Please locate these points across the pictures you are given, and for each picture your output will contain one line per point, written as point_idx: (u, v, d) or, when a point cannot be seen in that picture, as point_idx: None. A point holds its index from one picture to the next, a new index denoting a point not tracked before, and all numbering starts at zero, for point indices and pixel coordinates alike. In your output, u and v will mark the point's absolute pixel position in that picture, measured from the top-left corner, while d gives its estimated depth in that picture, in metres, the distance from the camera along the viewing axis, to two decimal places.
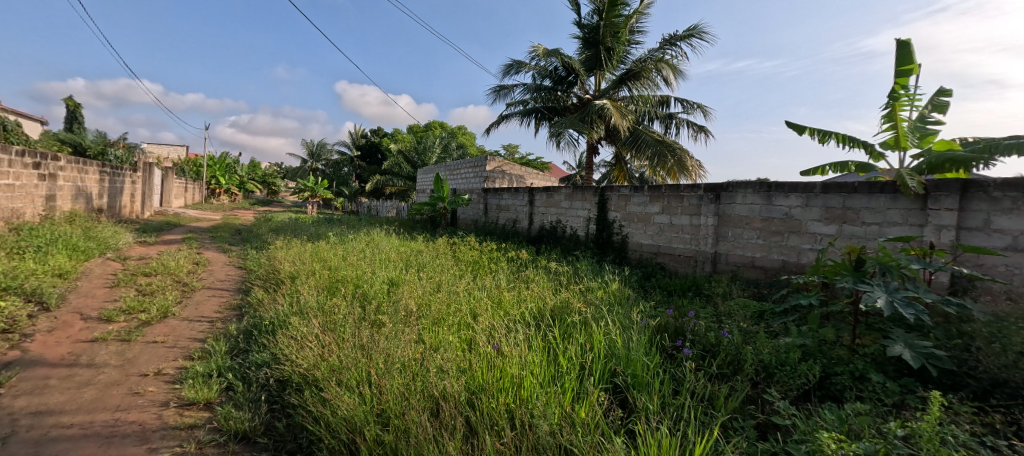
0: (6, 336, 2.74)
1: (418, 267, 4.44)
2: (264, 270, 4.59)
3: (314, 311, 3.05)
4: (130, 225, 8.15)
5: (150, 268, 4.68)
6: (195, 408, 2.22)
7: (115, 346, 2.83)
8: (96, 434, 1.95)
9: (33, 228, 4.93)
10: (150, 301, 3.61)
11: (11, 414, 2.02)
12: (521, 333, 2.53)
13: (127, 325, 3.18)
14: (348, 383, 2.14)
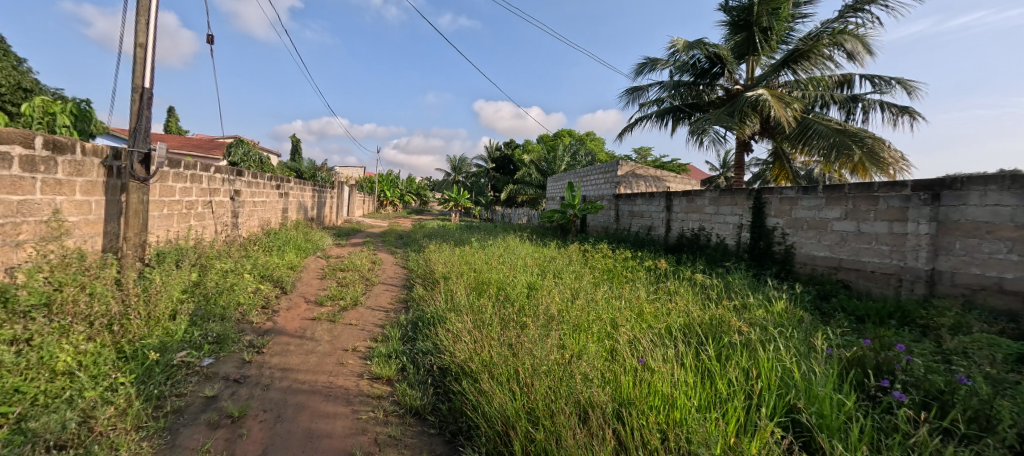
0: (264, 311, 3.75)
1: (554, 273, 4.54)
2: (423, 270, 5.30)
3: (466, 308, 3.39)
4: (330, 231, 10.33)
5: (345, 264, 5.85)
6: (381, 382, 2.69)
7: (326, 325, 3.63)
8: (317, 392, 2.52)
9: (276, 232, 6.65)
10: (346, 291, 4.51)
11: (269, 367, 2.77)
12: (671, 350, 2.37)
13: (333, 308, 4.05)
14: (498, 378, 2.31)
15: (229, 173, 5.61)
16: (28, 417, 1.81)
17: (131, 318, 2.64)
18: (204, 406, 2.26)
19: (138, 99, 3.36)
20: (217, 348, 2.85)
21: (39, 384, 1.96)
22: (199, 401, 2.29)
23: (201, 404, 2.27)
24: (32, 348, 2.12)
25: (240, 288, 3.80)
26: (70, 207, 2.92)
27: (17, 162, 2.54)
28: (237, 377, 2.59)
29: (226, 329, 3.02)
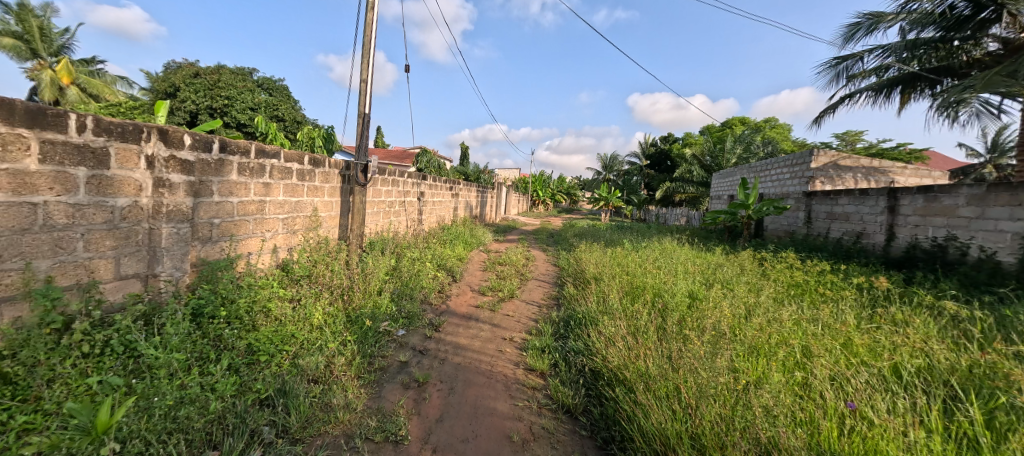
0: (440, 295, 4.40)
1: (725, 284, 4.05)
2: (574, 269, 5.43)
3: (619, 313, 3.34)
4: (490, 227, 11.41)
5: (503, 259, 6.42)
6: (535, 373, 2.88)
7: (489, 313, 4.05)
8: (481, 373, 2.84)
9: (449, 228, 7.68)
10: (504, 283, 4.95)
11: (444, 344, 3.24)
12: (906, 406, 1.91)
13: (493, 298, 4.49)
14: (655, 392, 2.21)
15: (418, 177, 6.68)
16: (299, 355, 2.49)
17: (354, 291, 3.40)
18: (400, 369, 2.78)
19: (363, 123, 4.28)
20: (408, 322, 3.46)
21: (304, 333, 2.67)
22: (396, 364, 2.83)
23: (398, 367, 2.80)
24: (300, 306, 2.92)
25: (423, 274, 4.53)
26: (321, 205, 3.92)
27: (296, 174, 3.50)
28: (421, 349, 3.10)
29: (414, 307, 3.64)
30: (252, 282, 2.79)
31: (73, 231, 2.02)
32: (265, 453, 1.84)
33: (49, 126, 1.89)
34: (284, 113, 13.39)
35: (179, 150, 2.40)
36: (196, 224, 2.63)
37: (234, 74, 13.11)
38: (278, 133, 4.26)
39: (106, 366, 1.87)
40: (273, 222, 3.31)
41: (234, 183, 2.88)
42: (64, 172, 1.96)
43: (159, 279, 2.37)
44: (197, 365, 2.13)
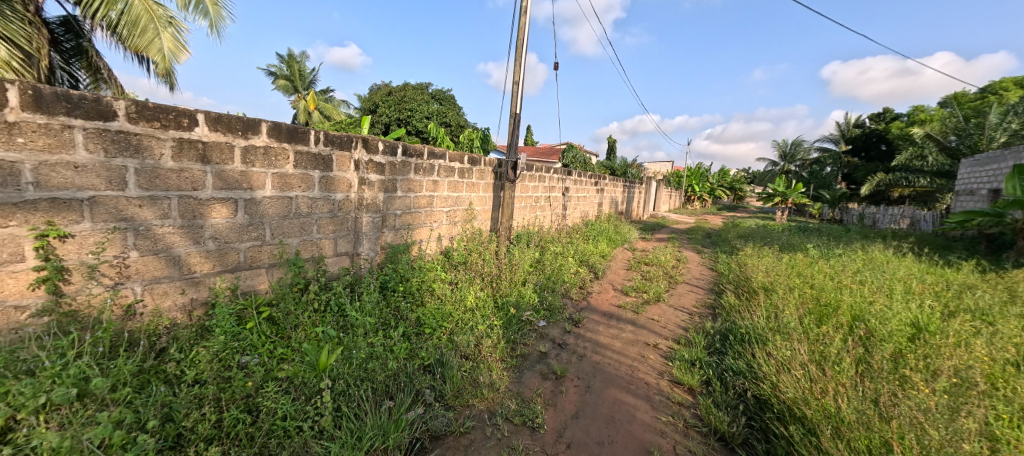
0: (581, 291, 4.48)
1: (983, 316, 3.12)
2: (736, 275, 4.87)
3: (798, 334, 2.88)
4: (637, 224, 11.03)
5: (650, 258, 6.16)
6: (682, 388, 2.71)
7: (630, 314, 3.96)
8: (621, 377, 2.82)
9: (593, 223, 7.69)
10: (650, 285, 4.76)
11: (584, 341, 3.31)
12: None
13: (637, 300, 4.35)
14: (851, 443, 1.90)
15: (564, 173, 6.84)
16: (456, 331, 2.85)
17: (501, 279, 3.72)
18: (539, 358, 2.96)
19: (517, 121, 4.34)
20: (549, 314, 3.64)
21: (459, 314, 3.03)
22: (536, 354, 3.01)
23: (538, 356, 2.98)
24: (457, 288, 3.34)
25: (566, 268, 4.67)
26: (477, 200, 4.38)
27: (457, 172, 3.98)
28: (560, 342, 3.23)
29: (555, 299, 3.80)
30: (422, 265, 3.33)
31: (311, 218, 2.70)
32: (425, 411, 2.17)
33: (299, 140, 2.52)
34: (452, 119, 15.27)
35: (375, 154, 3.00)
36: (385, 215, 3.24)
37: (416, 89, 15.46)
38: (445, 136, 4.87)
39: (326, 320, 2.47)
40: (439, 214, 3.84)
41: (412, 181, 3.44)
42: (306, 173, 2.60)
43: (360, 257, 3.06)
44: (381, 328, 2.60)
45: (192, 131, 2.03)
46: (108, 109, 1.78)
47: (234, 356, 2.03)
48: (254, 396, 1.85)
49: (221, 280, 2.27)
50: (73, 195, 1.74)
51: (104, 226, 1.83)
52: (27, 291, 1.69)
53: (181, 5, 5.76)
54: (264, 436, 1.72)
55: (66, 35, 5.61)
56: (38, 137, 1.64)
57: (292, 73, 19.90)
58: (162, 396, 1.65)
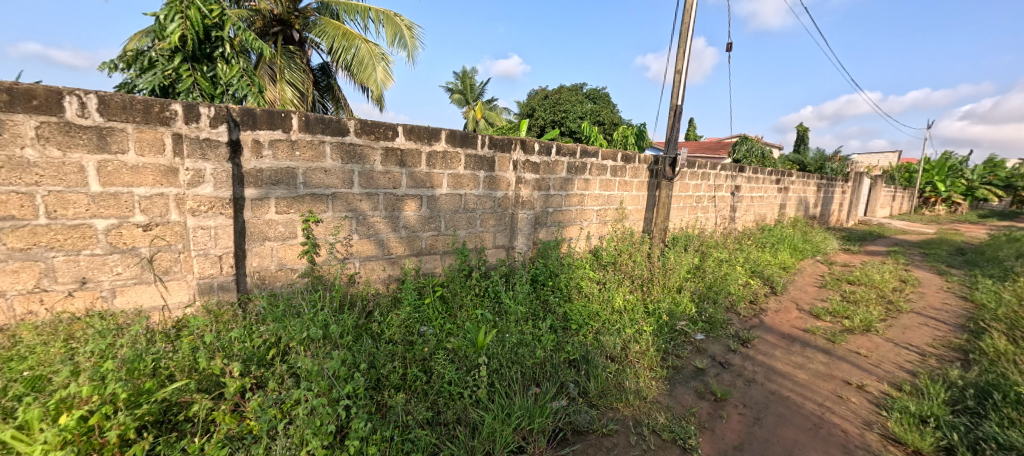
0: (753, 307, 3.90)
1: None
2: (1009, 312, 3.55)
3: None
4: (837, 232, 9.07)
5: (855, 276, 5.00)
6: (902, 450, 2.09)
7: (820, 343, 3.28)
8: (805, 417, 2.32)
9: (771, 229, 6.64)
10: (854, 310, 3.84)
11: (754, 364, 2.85)
12: None
13: (833, 326, 3.58)
14: None
15: (734, 170, 6.09)
16: (601, 331, 2.81)
17: (654, 284, 3.52)
18: (695, 374, 2.66)
19: (674, 114, 4.09)
20: (709, 328, 3.26)
21: (606, 314, 2.98)
22: (691, 368, 2.71)
23: (692, 372, 2.68)
24: (606, 287, 3.33)
25: (732, 278, 4.12)
26: (629, 199, 4.30)
27: (609, 170, 3.99)
28: (722, 361, 2.84)
29: (718, 313, 3.38)
30: (571, 262, 3.48)
31: (475, 213, 3.09)
32: (568, 404, 2.17)
33: (469, 144, 2.92)
34: (607, 118, 15.11)
35: (531, 154, 3.24)
36: (539, 213, 3.49)
37: (570, 91, 15.83)
38: (599, 135, 4.90)
39: (484, 304, 2.79)
40: (589, 212, 3.93)
41: (564, 180, 3.60)
42: (474, 173, 3.00)
43: (514, 250, 3.36)
44: (530, 318, 2.78)
45: (394, 140, 2.56)
46: (343, 127, 2.35)
47: (415, 325, 2.45)
48: (428, 360, 2.20)
49: (409, 261, 2.82)
50: (323, 191, 2.37)
51: (339, 214, 2.46)
52: (296, 259, 2.35)
53: (390, 41, 7.16)
54: (433, 394, 2.00)
55: (322, 76, 7.73)
56: (305, 149, 2.25)
57: (464, 86, 22.62)
58: (368, 349, 2.08)
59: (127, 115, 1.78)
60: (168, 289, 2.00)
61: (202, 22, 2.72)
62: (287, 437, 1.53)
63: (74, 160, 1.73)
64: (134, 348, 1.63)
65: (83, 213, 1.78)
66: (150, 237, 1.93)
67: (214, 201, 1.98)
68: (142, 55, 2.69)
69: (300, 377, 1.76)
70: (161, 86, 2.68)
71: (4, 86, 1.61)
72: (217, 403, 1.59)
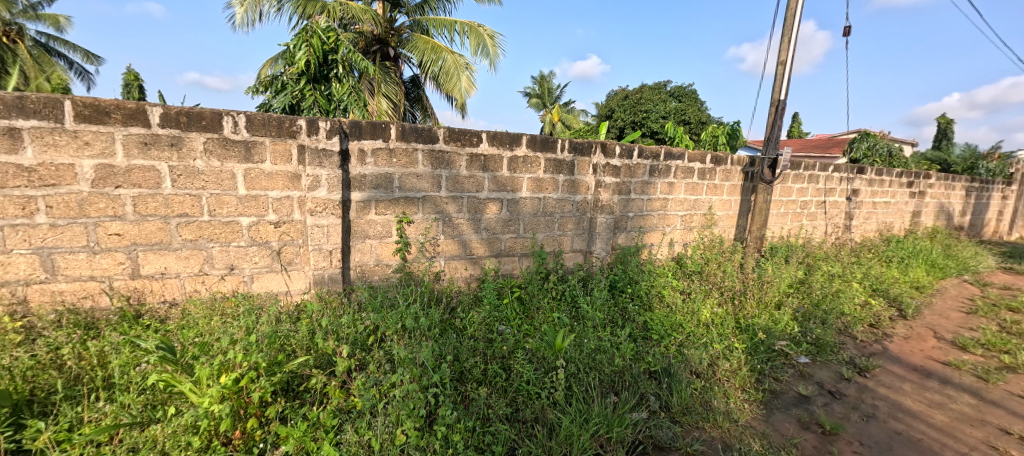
0: (874, 330, 3.37)
1: None
2: None
3: None
4: (994, 248, 7.49)
5: (1020, 302, 4.07)
6: None
7: (966, 380, 2.70)
8: None
9: (899, 241, 5.70)
10: (1018, 343, 3.12)
11: (874, 398, 2.45)
12: None
13: (987, 362, 2.96)
14: None
15: (850, 171, 5.37)
16: (685, 344, 2.65)
17: (748, 297, 3.23)
18: (797, 403, 2.36)
19: (774, 111, 3.74)
20: (815, 351, 2.85)
21: (692, 325, 2.82)
22: (793, 394, 2.43)
23: (795, 398, 2.39)
24: (691, 297, 3.15)
25: (847, 296, 3.60)
26: (719, 204, 4.03)
27: (697, 173, 3.78)
28: (832, 390, 2.50)
29: (827, 334, 2.94)
30: (652, 269, 3.37)
31: (554, 217, 3.13)
32: (649, 417, 2.08)
33: (549, 148, 2.97)
34: (694, 117, 14.19)
35: (612, 158, 3.20)
36: (618, 217, 3.43)
37: (653, 90, 15.18)
38: (685, 135, 4.65)
39: (561, 307, 2.81)
40: (673, 217, 3.76)
41: (646, 183, 3.50)
42: (554, 177, 3.05)
43: (592, 255, 3.34)
44: (609, 324, 2.74)
45: (478, 146, 2.70)
46: (433, 135, 2.54)
47: (495, 323, 2.55)
48: (507, 358, 2.28)
49: (489, 262, 2.95)
50: (415, 194, 2.58)
51: (429, 216, 2.66)
52: (390, 256, 2.59)
53: (474, 51, 7.52)
54: (513, 391, 2.07)
55: (412, 87, 8.38)
56: (401, 156, 2.48)
57: (542, 91, 22.85)
58: (453, 343, 2.22)
59: (266, 130, 2.12)
60: (291, 278, 2.34)
61: (321, 47, 3.16)
62: (385, 415, 1.69)
63: (228, 168, 2.10)
64: (269, 326, 1.93)
65: (233, 212, 2.16)
66: (279, 233, 2.27)
67: (328, 203, 2.28)
68: (277, 80, 3.19)
69: (396, 362, 1.94)
70: (290, 104, 3.14)
71: (183, 109, 1.97)
72: (328, 379, 1.82)
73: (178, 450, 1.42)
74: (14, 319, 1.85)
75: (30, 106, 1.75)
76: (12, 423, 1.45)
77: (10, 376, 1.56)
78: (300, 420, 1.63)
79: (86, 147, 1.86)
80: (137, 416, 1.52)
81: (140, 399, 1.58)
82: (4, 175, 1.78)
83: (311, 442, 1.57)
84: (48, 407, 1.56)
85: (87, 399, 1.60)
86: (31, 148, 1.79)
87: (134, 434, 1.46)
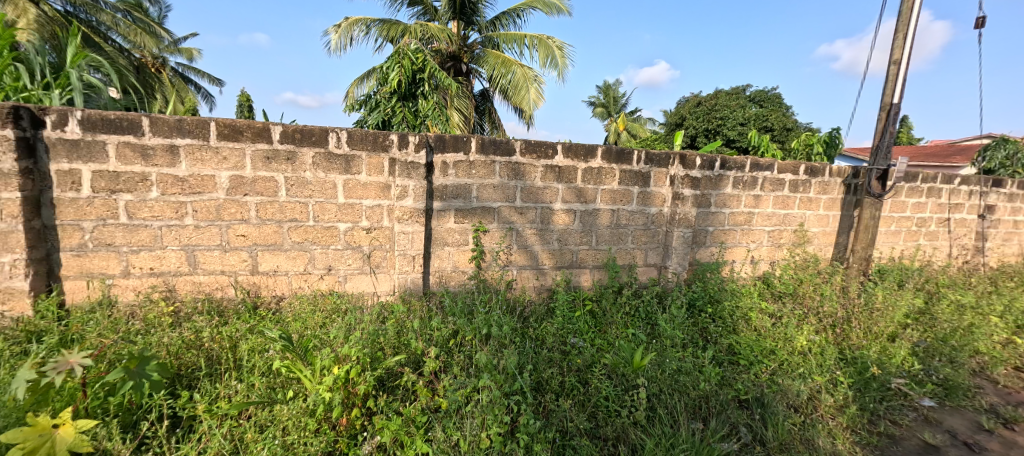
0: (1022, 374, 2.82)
1: None
2: None
3: None
4: None
5: None
6: None
7: None
8: None
9: None
10: None
11: None
12: None
13: None
14: None
15: (982, 184, 4.59)
16: (779, 373, 2.42)
17: (853, 325, 2.87)
18: (924, 453, 2.03)
19: (886, 116, 3.33)
20: (942, 393, 2.45)
21: (786, 353, 2.57)
22: (916, 442, 2.11)
23: (918, 447, 2.08)
24: (783, 322, 2.88)
25: (984, 331, 3.06)
26: (814, 220, 3.65)
27: (788, 185, 3.47)
28: (968, 441, 2.13)
29: (958, 374, 2.52)
30: (736, 289, 3.14)
31: (627, 229, 3.05)
32: (741, 450, 1.92)
33: (625, 160, 2.91)
34: (777, 122, 13.06)
35: (692, 169, 3.03)
36: (696, 232, 3.26)
37: (731, 95, 14.24)
38: (773, 145, 4.27)
39: (636, 323, 2.72)
40: (759, 233, 3.48)
41: (730, 195, 3.28)
42: (628, 189, 2.97)
43: (668, 271, 3.18)
44: (690, 345, 2.60)
45: (554, 158, 2.72)
46: (511, 148, 2.61)
47: (569, 336, 2.53)
48: (584, 371, 2.25)
49: (560, 273, 2.94)
50: (492, 205, 2.66)
51: (503, 226, 2.73)
52: (466, 263, 2.69)
53: (542, 62, 7.61)
54: (593, 406, 2.03)
55: (482, 100, 8.74)
56: (479, 168, 2.58)
57: (608, 100, 22.44)
58: (529, 353, 2.25)
59: (363, 145, 2.32)
60: (378, 279, 2.52)
61: (410, 67, 3.42)
62: (473, 418, 1.74)
63: (331, 179, 2.32)
64: (367, 325, 2.10)
65: (333, 218, 2.38)
66: (370, 238, 2.46)
67: (413, 212, 2.42)
68: (371, 98, 3.49)
69: (479, 367, 2.01)
70: (381, 120, 3.40)
71: (296, 127, 2.22)
72: (418, 378, 1.93)
73: (298, 430, 1.58)
74: (166, 304, 2.19)
75: (185, 126, 2.08)
76: (169, 392, 1.71)
77: (169, 353, 1.85)
78: (394, 415, 1.73)
79: (224, 161, 2.16)
80: (262, 396, 1.72)
81: (265, 381, 1.78)
82: (163, 184, 2.12)
83: (406, 436, 1.67)
84: (193, 381, 1.81)
85: (223, 377, 1.83)
86: (184, 162, 2.12)
87: (262, 412, 1.64)
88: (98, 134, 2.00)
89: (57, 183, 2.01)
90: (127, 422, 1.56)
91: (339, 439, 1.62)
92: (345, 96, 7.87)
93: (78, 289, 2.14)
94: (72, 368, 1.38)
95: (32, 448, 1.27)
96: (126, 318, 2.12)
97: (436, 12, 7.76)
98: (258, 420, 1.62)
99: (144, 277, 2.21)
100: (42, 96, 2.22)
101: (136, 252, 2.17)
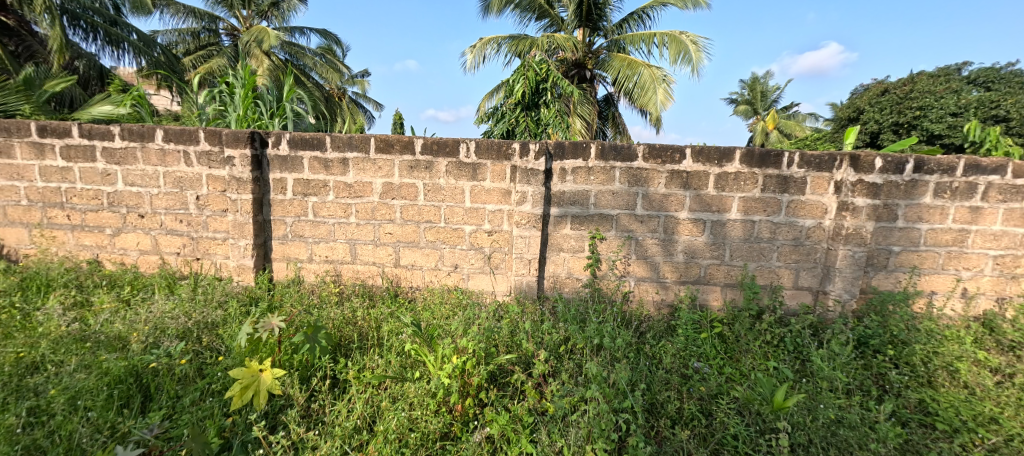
0: None
1: None
2: None
3: None
4: None
5: None
6: None
7: None
8: None
9: None
10: None
11: None
12: None
13: None
14: None
15: None
16: (1003, 451, 1.77)
17: None
18: None
19: None
20: None
21: (1019, 425, 1.88)
22: None
23: None
24: (1015, 385, 2.12)
25: None
26: None
27: None
28: None
29: None
30: (934, 329, 2.43)
31: (772, 244, 2.63)
32: None
33: (771, 164, 2.51)
34: (1014, 108, 9.61)
35: (868, 174, 2.46)
36: (872, 252, 2.64)
37: (942, 79, 11.09)
38: (1003, 140, 3.15)
39: (780, 356, 2.31)
40: (980, 259, 2.64)
41: (929, 207, 2.56)
42: (774, 197, 2.56)
43: (828, 297, 2.62)
44: (854, 391, 2.12)
45: (681, 163, 2.52)
46: (632, 153, 2.50)
47: (691, 358, 2.30)
48: (709, 401, 2.02)
49: (684, 289, 2.69)
50: (610, 212, 2.59)
51: (622, 234, 2.63)
52: (582, 270, 2.67)
53: (673, 60, 7.09)
54: (717, 441, 1.81)
55: (606, 106, 8.59)
56: (598, 174, 2.54)
57: (755, 96, 19.75)
58: (642, 373, 2.13)
59: (488, 154, 2.50)
60: (496, 280, 2.68)
61: (535, 78, 3.56)
62: (578, 428, 1.72)
63: (460, 186, 2.57)
64: (485, 321, 2.26)
65: (461, 221, 2.62)
66: (491, 240, 2.64)
67: (530, 217, 2.51)
68: (499, 110, 3.73)
69: (588, 377, 1.98)
70: (507, 129, 3.61)
71: (436, 140, 2.51)
72: (528, 379, 2.00)
73: (422, 408, 1.77)
74: (334, 286, 2.70)
75: (353, 142, 2.54)
76: (332, 357, 2.10)
77: (334, 326, 2.28)
78: (503, 410, 1.82)
79: (379, 170, 2.57)
80: (397, 372, 1.99)
81: (399, 360, 2.06)
82: (337, 190, 2.63)
83: (512, 433, 1.74)
84: (348, 352, 2.20)
85: (370, 351, 2.17)
86: (351, 171, 2.59)
87: (395, 386, 1.91)
88: (299, 151, 2.57)
89: (273, 188, 2.66)
90: (304, 375, 1.97)
91: (454, 423, 1.77)
92: (477, 110, 8.55)
93: (281, 269, 2.80)
94: (273, 328, 1.82)
95: (246, 384, 1.69)
96: (309, 294, 2.68)
97: (563, 22, 7.87)
98: (392, 392, 1.88)
99: (321, 263, 2.76)
100: (268, 124, 2.97)
101: (317, 243, 2.73)
